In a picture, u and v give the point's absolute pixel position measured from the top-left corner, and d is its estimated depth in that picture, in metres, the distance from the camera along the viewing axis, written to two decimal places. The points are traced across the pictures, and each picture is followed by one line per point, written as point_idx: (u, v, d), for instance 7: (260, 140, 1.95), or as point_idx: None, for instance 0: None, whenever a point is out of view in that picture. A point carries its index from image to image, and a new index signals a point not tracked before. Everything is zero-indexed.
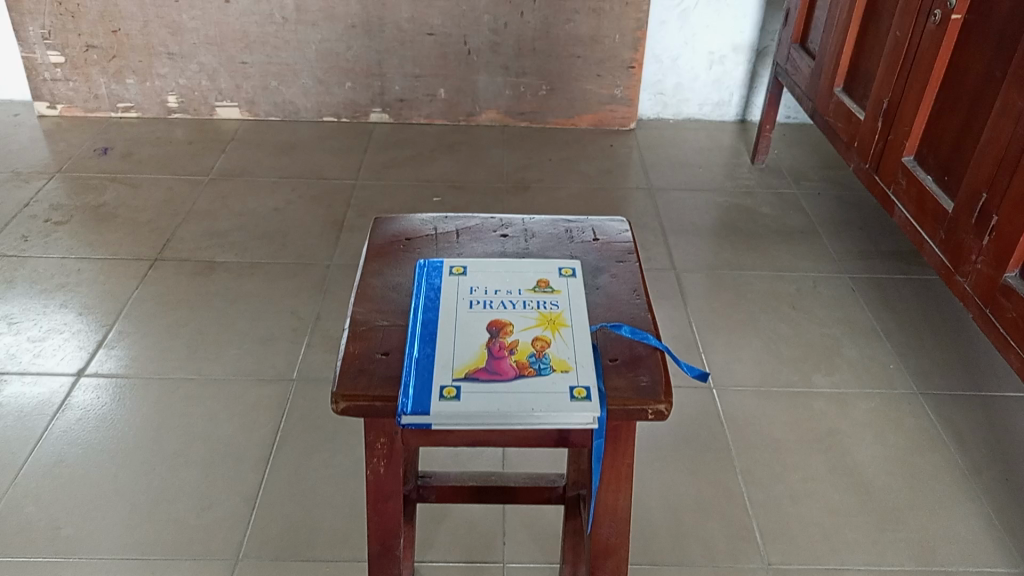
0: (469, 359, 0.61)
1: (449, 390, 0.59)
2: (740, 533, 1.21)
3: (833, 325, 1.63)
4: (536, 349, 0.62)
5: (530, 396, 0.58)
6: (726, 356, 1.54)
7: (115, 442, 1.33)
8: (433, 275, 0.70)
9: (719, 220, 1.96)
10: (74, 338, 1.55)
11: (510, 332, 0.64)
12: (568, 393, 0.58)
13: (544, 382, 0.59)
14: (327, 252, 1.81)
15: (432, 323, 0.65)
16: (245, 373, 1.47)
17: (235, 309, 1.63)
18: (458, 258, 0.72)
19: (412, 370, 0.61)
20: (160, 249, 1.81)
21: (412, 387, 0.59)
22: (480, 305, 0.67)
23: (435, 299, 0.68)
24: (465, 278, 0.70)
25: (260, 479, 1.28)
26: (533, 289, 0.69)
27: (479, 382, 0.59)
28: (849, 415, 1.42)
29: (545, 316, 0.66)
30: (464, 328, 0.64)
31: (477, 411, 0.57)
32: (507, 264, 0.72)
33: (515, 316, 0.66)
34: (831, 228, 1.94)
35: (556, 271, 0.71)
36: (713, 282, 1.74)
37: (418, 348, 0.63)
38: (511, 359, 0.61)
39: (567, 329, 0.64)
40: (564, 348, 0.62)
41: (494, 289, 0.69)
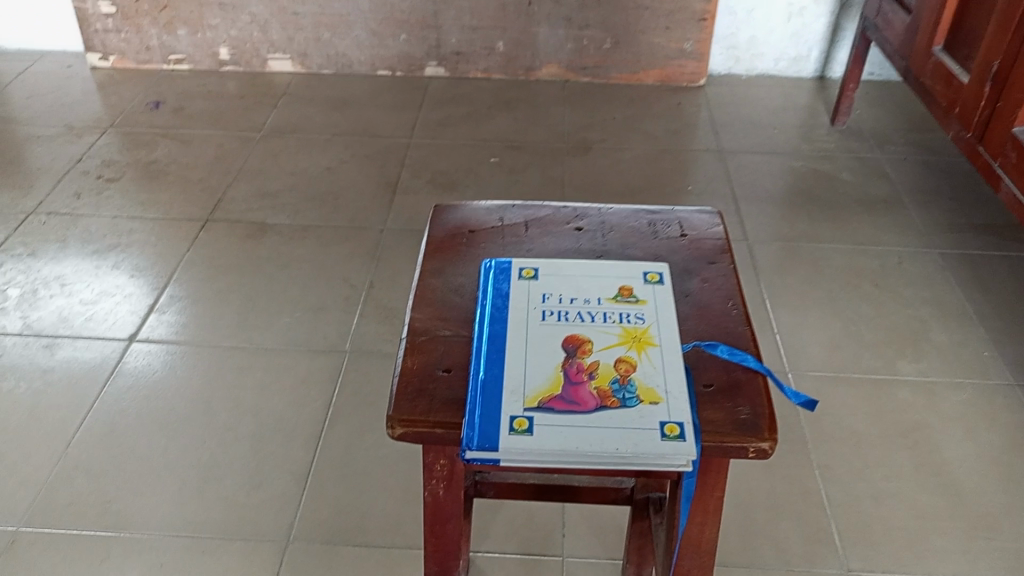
0: (543, 384, 0.54)
1: (520, 422, 0.51)
2: (816, 536, 1.13)
3: (920, 306, 1.51)
4: (620, 373, 0.54)
5: (615, 433, 0.51)
6: (802, 337, 1.44)
7: (166, 412, 1.30)
8: (499, 279, 0.63)
9: (794, 187, 1.83)
10: (125, 301, 1.52)
11: (589, 352, 0.56)
12: (658, 430, 0.51)
13: (631, 415, 0.52)
14: (380, 216, 1.74)
15: (500, 338, 0.57)
16: (296, 344, 1.43)
17: (287, 274, 1.58)
18: (528, 259, 0.65)
19: (478, 395, 0.53)
20: (211, 209, 1.77)
21: (478, 418, 0.52)
22: (554, 317, 0.59)
23: (504, 307, 0.60)
24: (537, 283, 0.62)
25: (312, 457, 1.23)
26: (615, 298, 0.61)
27: (555, 413, 0.52)
28: (937, 407, 1.31)
29: (629, 331, 0.58)
30: (536, 345, 0.57)
31: (553, 451, 0.50)
32: (584, 266, 0.64)
33: (595, 331, 0.58)
34: (918, 198, 1.80)
35: (639, 277, 0.63)
36: (788, 255, 1.63)
37: (484, 369, 0.55)
38: (590, 385, 0.54)
39: (655, 349, 0.56)
40: (652, 373, 0.54)
41: (569, 298, 0.61)
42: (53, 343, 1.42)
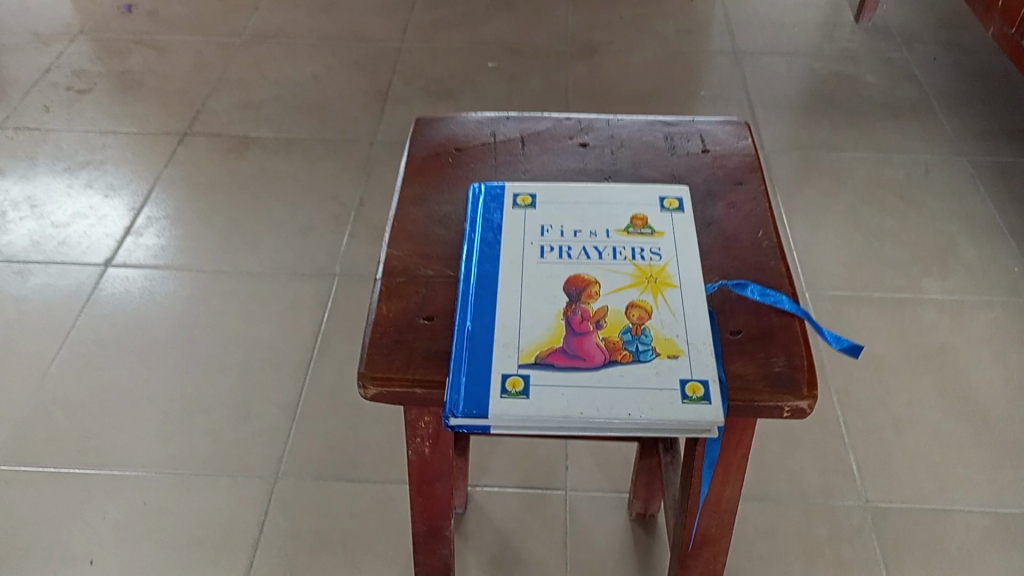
0: (542, 337, 0.47)
1: (513, 382, 0.44)
2: (834, 467, 1.07)
3: (947, 220, 1.41)
4: (632, 323, 0.47)
5: (627, 394, 0.44)
6: (821, 254, 1.35)
7: (146, 341, 1.23)
8: (490, 209, 0.55)
9: (814, 91, 1.71)
10: (101, 222, 1.42)
11: (595, 297, 0.49)
12: (678, 391, 0.44)
13: (646, 372, 0.45)
14: (370, 128, 1.63)
15: (491, 279, 0.50)
16: (283, 267, 1.34)
17: (272, 192, 1.48)
18: (524, 185, 0.57)
19: (465, 348, 0.46)
20: (190, 122, 1.65)
21: (463, 376, 0.45)
22: (555, 253, 0.52)
23: (496, 243, 0.53)
24: (534, 213, 0.55)
25: (300, 388, 1.17)
26: (626, 231, 0.54)
27: (556, 370, 0.45)
28: (964, 328, 1.24)
29: (643, 269, 0.51)
30: (534, 287, 0.50)
31: (552, 416, 0.43)
32: (590, 195, 0.57)
33: (603, 270, 0.51)
34: (947, 102, 1.67)
35: (655, 204, 0.56)
36: (808, 165, 1.52)
37: (472, 317, 0.48)
38: (597, 337, 0.47)
39: (674, 291, 0.49)
40: (671, 321, 0.47)
41: (573, 231, 0.54)
42: (24, 269, 1.34)
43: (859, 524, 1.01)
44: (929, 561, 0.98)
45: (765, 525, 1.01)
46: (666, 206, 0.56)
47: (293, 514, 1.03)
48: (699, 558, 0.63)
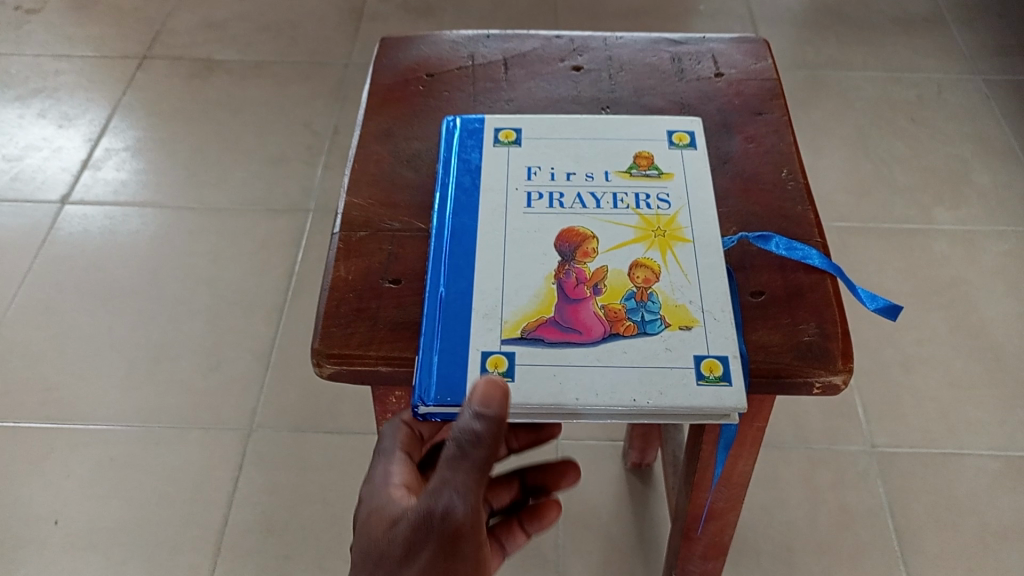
0: (528, 306, 0.44)
1: (497, 361, 0.41)
2: (838, 409, 1.02)
3: (960, 143, 1.33)
4: (637, 288, 0.44)
5: (632, 374, 0.41)
6: (827, 183, 1.27)
7: (108, 285, 1.15)
8: (469, 150, 0.51)
9: (820, 3, 1.59)
10: (55, 156, 1.32)
11: (590, 257, 0.46)
12: (694, 371, 0.41)
13: (654, 346, 0.42)
14: (344, 49, 1.51)
15: (469, 233, 0.47)
16: (253, 203, 1.25)
17: (240, 120, 1.38)
18: (508, 118, 0.53)
19: (438, 317, 0.43)
20: (149, 44, 1.53)
21: (439, 358, 0.42)
22: (544, 202, 0.49)
23: (473, 192, 0.49)
24: (520, 152, 0.51)
25: (275, 332, 1.10)
26: (628, 172, 0.50)
27: (545, 346, 0.42)
28: (976, 260, 1.17)
29: (649, 220, 0.48)
30: (520, 245, 0.46)
31: (545, 402, 0.40)
32: (587, 131, 0.53)
33: (601, 221, 0.48)
34: (962, 15, 1.56)
35: (663, 140, 0.52)
36: (813, 85, 1.43)
37: (446, 282, 0.45)
38: (596, 306, 0.44)
39: (686, 247, 0.46)
40: (684, 286, 0.44)
41: (568, 175, 0.50)
42: None
43: (864, 470, 0.96)
44: (937, 507, 0.94)
45: (767, 472, 0.96)
46: (676, 141, 0.52)
47: (270, 468, 0.97)
48: (705, 529, 0.60)
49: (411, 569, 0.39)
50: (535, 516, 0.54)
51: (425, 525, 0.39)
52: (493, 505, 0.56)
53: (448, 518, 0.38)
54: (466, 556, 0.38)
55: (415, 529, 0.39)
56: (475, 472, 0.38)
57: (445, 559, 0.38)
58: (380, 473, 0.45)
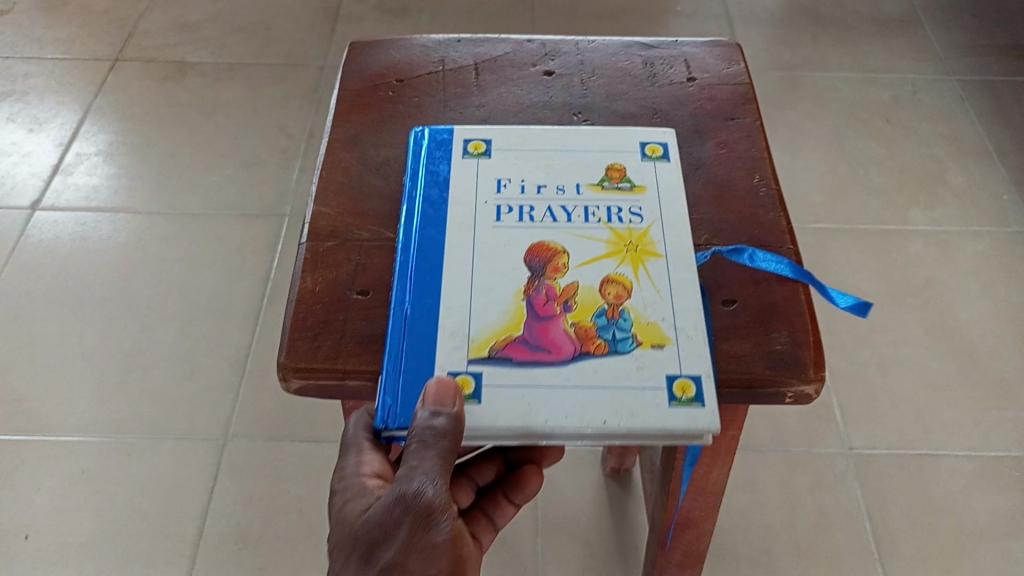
0: (497, 323, 0.44)
1: (464, 382, 0.41)
2: (816, 412, 1.02)
3: (935, 144, 1.34)
4: (609, 303, 0.45)
5: (602, 393, 0.41)
6: (802, 184, 1.28)
7: (77, 292, 1.13)
8: (438, 162, 0.51)
9: (797, 4, 1.60)
10: (24, 161, 1.30)
11: (561, 273, 0.46)
12: (667, 392, 0.41)
13: (627, 365, 0.42)
14: (320, 50, 1.49)
15: (435, 247, 0.47)
16: (227, 207, 1.24)
17: (214, 123, 1.36)
18: (477, 129, 0.53)
19: (403, 334, 0.43)
20: (120, 46, 1.51)
21: (406, 379, 0.42)
22: (513, 215, 0.49)
23: (440, 205, 0.49)
24: (489, 164, 0.51)
25: (249, 340, 1.08)
26: (599, 184, 0.50)
27: (513, 364, 0.42)
28: (951, 261, 1.18)
29: (621, 235, 0.48)
30: (488, 259, 0.46)
31: (515, 424, 0.40)
32: (559, 142, 0.52)
33: (571, 235, 0.48)
34: (936, 16, 1.57)
35: (636, 151, 0.52)
36: (789, 86, 1.43)
37: (412, 299, 0.45)
38: (567, 323, 0.44)
39: (658, 262, 0.46)
40: (656, 301, 0.44)
41: (538, 186, 0.50)
42: None
43: (842, 473, 0.97)
44: (913, 509, 0.94)
45: (746, 476, 0.96)
46: (649, 153, 0.52)
47: (245, 478, 0.96)
48: (681, 538, 0.60)
49: (390, 549, 0.42)
50: (518, 486, 0.57)
51: (398, 507, 0.42)
52: (476, 479, 0.58)
53: (422, 498, 0.41)
54: (440, 531, 0.42)
55: (390, 512, 0.42)
56: (438, 459, 0.41)
57: (420, 535, 0.42)
58: (352, 463, 0.47)
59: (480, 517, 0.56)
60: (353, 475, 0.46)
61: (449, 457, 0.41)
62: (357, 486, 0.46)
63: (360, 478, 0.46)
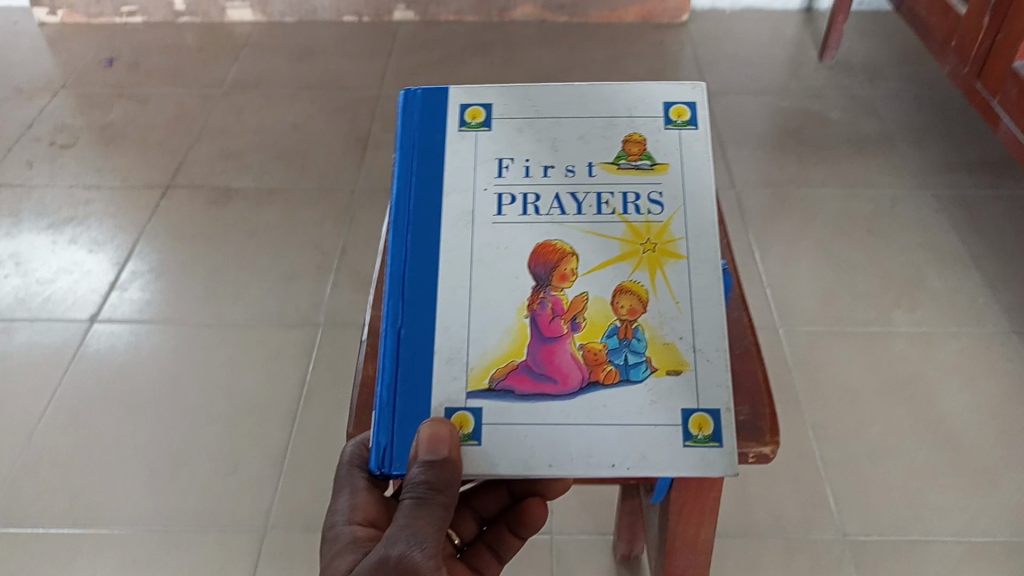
0: (498, 352, 0.52)
1: (462, 421, 0.50)
2: (812, 499, 1.09)
3: (914, 252, 1.46)
4: (621, 323, 0.52)
5: (613, 432, 0.49)
6: (792, 290, 1.39)
7: (131, 395, 1.24)
8: (440, 134, 0.58)
9: (783, 127, 1.76)
10: (85, 278, 1.44)
11: (567, 285, 0.53)
12: (684, 430, 0.49)
13: (641, 398, 0.50)
14: (351, 175, 1.66)
15: (431, 253, 0.54)
16: (267, 317, 1.36)
17: (256, 241, 1.51)
18: (475, 95, 0.59)
19: (394, 362, 0.52)
20: (172, 174, 1.68)
21: (398, 423, 0.51)
22: (518, 206, 0.56)
23: (435, 199, 0.56)
24: (489, 135, 0.58)
25: (287, 438, 1.18)
26: (614, 164, 0.57)
27: (516, 398, 0.50)
28: (934, 358, 1.27)
29: (638, 230, 0.55)
30: (490, 263, 0.54)
31: (520, 468, 0.49)
32: (571, 110, 0.59)
33: (584, 229, 0.55)
34: (911, 135, 1.72)
35: (662, 116, 0.58)
36: (778, 201, 1.57)
37: (405, 320, 0.53)
38: (577, 351, 0.52)
39: (677, 264, 0.54)
40: (675, 318, 0.52)
41: (544, 167, 0.57)
42: (10, 327, 1.36)
43: (838, 557, 1.03)
44: None
45: (747, 560, 1.03)
46: (676, 118, 0.58)
47: (283, 565, 1.04)
48: None
49: None
50: (521, 523, 0.65)
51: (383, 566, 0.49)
52: (482, 510, 0.67)
53: (405, 559, 0.49)
54: None
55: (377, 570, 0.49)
56: (426, 519, 0.50)
57: None
58: (344, 511, 0.56)
59: (485, 551, 0.66)
60: (345, 524, 0.55)
61: (435, 512, 0.50)
62: (348, 535, 0.54)
63: (350, 526, 0.55)
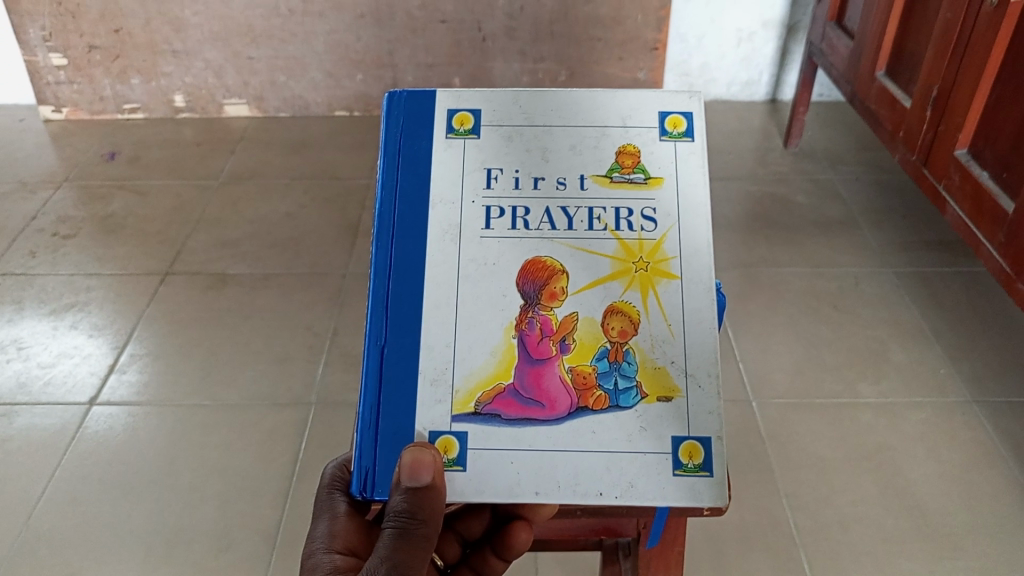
0: (485, 375, 0.57)
1: (448, 445, 0.56)
2: (786, 566, 1.14)
3: (878, 327, 1.53)
4: (612, 346, 0.58)
5: (601, 460, 0.56)
6: (763, 364, 1.46)
7: (127, 475, 1.28)
8: (428, 141, 0.63)
9: (751, 211, 1.86)
10: (84, 362, 1.49)
11: (554, 305, 0.59)
12: (675, 459, 0.56)
13: (633, 424, 0.56)
14: (342, 260, 1.73)
15: (415, 268, 0.60)
16: (262, 397, 1.41)
17: (251, 325, 1.57)
18: (462, 100, 0.63)
19: (376, 382, 0.58)
20: (170, 262, 1.75)
21: (380, 447, 0.57)
22: (507, 219, 0.61)
23: (420, 209, 0.61)
24: (477, 141, 0.63)
25: (279, 515, 1.22)
26: (605, 178, 0.62)
27: (504, 422, 0.56)
28: (899, 428, 1.33)
29: (630, 247, 0.60)
30: (474, 284, 0.59)
31: (507, 494, 0.55)
32: (562, 117, 0.63)
33: (573, 245, 0.60)
34: (872, 217, 1.83)
35: (658, 127, 0.63)
36: (749, 281, 1.65)
37: (392, 339, 0.58)
38: (565, 376, 0.58)
39: (672, 283, 0.59)
40: (668, 342, 0.58)
41: (535, 179, 0.62)
42: (11, 411, 1.40)
43: None
44: None
45: None
46: (671, 129, 0.63)
47: None
48: None
49: None
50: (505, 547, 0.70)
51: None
52: (468, 532, 0.72)
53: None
54: None
55: None
56: (408, 546, 0.54)
57: None
58: (322, 543, 0.61)
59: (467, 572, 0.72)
60: (325, 552, 0.60)
61: (418, 541, 0.54)
62: (328, 562, 0.60)
63: (330, 555, 0.60)
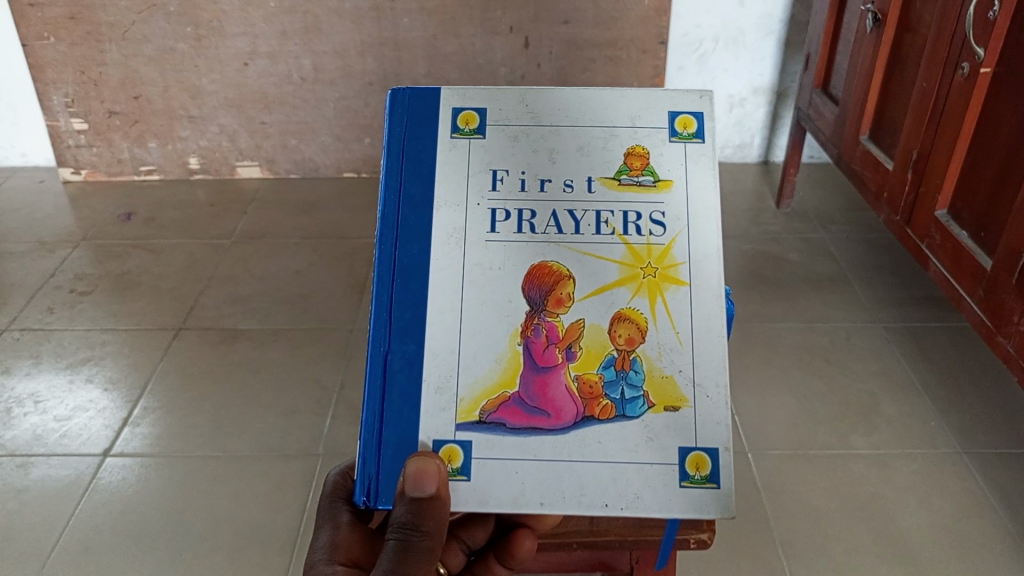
0: (490, 382, 0.63)
1: (452, 454, 0.61)
2: None
3: (869, 380, 1.58)
4: (620, 356, 0.64)
5: (606, 471, 0.61)
6: (758, 416, 1.50)
7: (139, 526, 1.32)
8: (433, 141, 0.68)
9: (746, 268, 1.92)
10: (99, 415, 1.54)
11: (557, 316, 0.64)
12: (682, 470, 0.61)
13: (640, 435, 0.62)
14: (349, 316, 1.79)
15: (418, 274, 0.65)
16: (271, 449, 1.45)
17: (261, 380, 1.62)
18: (468, 99, 0.69)
19: (379, 388, 0.63)
20: (183, 318, 1.81)
21: (384, 456, 0.62)
22: (513, 224, 0.66)
23: (423, 212, 0.66)
24: (482, 140, 0.68)
25: (287, 565, 1.25)
26: (612, 181, 0.68)
27: (507, 431, 0.62)
28: (891, 479, 1.37)
29: (639, 252, 0.66)
30: (477, 291, 0.65)
31: (513, 504, 0.60)
32: (570, 117, 0.69)
33: (580, 250, 0.66)
34: (863, 275, 1.89)
35: (669, 128, 0.69)
36: (744, 336, 1.71)
37: (396, 344, 0.64)
38: (571, 387, 0.63)
39: (682, 289, 0.65)
40: (677, 349, 0.64)
41: (545, 180, 0.68)
42: (27, 462, 1.44)
43: None
44: None
45: None
46: (682, 130, 0.68)
47: None
48: None
49: None
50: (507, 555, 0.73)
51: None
52: (470, 540, 0.74)
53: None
54: None
55: None
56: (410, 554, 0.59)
57: None
58: (324, 555, 0.65)
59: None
60: (326, 563, 0.64)
61: (419, 552, 0.59)
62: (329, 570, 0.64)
63: (332, 565, 0.64)
